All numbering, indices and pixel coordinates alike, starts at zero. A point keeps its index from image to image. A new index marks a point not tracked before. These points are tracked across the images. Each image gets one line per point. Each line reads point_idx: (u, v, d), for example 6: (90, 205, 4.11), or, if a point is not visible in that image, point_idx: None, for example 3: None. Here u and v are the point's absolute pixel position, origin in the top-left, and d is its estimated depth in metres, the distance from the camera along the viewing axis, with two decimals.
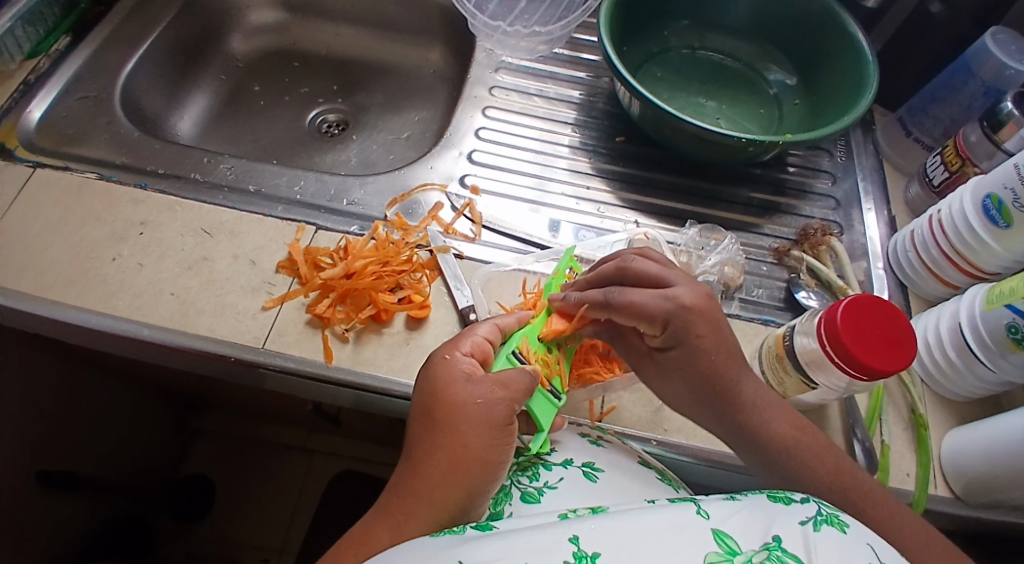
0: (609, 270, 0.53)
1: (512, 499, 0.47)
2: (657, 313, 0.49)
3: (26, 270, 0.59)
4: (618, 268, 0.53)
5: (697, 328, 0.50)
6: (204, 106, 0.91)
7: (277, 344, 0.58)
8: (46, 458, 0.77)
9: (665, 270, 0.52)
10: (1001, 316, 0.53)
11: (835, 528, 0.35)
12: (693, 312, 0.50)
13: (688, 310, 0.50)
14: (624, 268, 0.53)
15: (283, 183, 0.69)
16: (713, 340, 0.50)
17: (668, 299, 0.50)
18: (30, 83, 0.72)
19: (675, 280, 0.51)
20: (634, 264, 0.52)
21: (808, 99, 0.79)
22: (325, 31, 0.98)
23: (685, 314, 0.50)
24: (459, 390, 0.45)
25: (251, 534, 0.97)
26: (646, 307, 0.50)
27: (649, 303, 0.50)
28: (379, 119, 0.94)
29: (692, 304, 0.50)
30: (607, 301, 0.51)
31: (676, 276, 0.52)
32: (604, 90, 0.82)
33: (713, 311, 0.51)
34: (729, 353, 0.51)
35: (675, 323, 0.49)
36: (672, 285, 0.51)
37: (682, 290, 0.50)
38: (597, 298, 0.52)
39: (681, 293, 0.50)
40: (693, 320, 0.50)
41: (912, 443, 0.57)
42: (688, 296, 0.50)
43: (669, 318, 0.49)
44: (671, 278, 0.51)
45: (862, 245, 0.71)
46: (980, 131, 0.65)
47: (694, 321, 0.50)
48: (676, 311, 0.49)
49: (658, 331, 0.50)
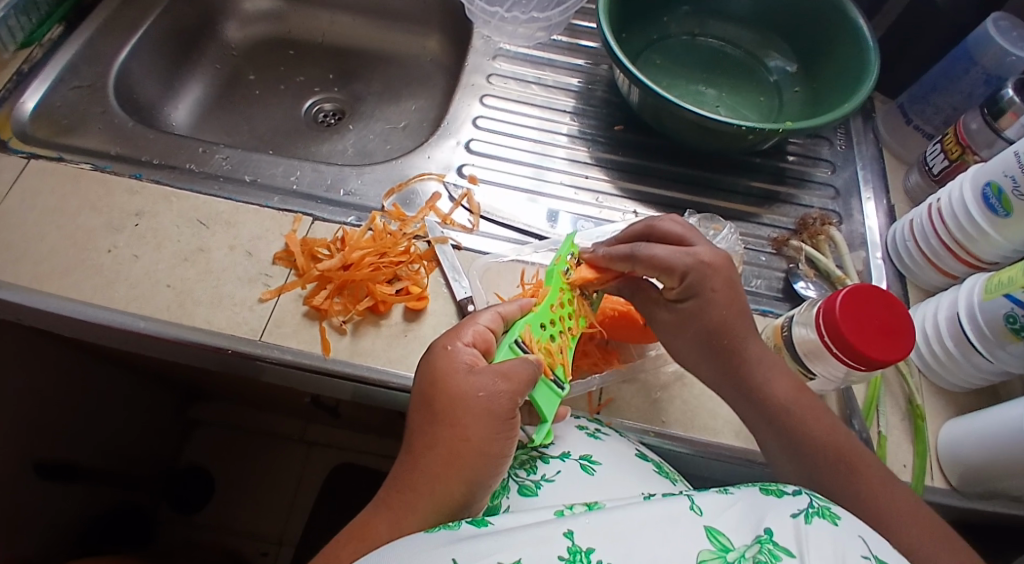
0: (638, 229, 0.55)
1: (509, 492, 0.47)
2: (677, 266, 0.51)
3: (22, 260, 0.59)
4: (647, 227, 0.55)
5: (712, 283, 0.51)
6: (200, 94, 0.90)
7: (274, 336, 0.58)
8: (44, 447, 0.77)
9: (689, 232, 0.54)
10: (999, 306, 0.53)
11: (826, 521, 0.35)
12: (711, 268, 0.51)
13: (706, 266, 0.51)
14: (651, 229, 0.55)
15: (280, 173, 0.69)
16: (727, 295, 0.52)
17: (689, 254, 0.51)
18: (23, 72, 0.71)
19: (697, 240, 0.53)
20: (660, 224, 0.54)
21: (808, 87, 0.78)
22: (321, 19, 0.97)
23: (702, 268, 0.51)
24: (461, 382, 0.45)
25: (250, 522, 0.97)
26: (667, 259, 0.51)
27: (672, 256, 0.51)
28: (376, 108, 0.93)
29: (711, 261, 0.52)
30: (631, 253, 0.53)
31: (699, 238, 0.53)
32: (603, 78, 0.81)
33: (731, 270, 0.53)
34: (741, 310, 0.52)
35: (692, 276, 0.51)
36: (694, 244, 0.53)
37: (702, 249, 0.52)
38: (621, 251, 0.54)
39: (703, 251, 0.52)
40: (711, 274, 0.51)
41: (908, 434, 0.57)
42: (709, 254, 0.52)
43: (689, 271, 0.51)
44: (694, 239, 0.53)
45: (861, 234, 0.71)
46: (981, 118, 0.64)
47: (711, 276, 0.51)
48: (696, 265, 0.51)
49: (676, 284, 0.52)
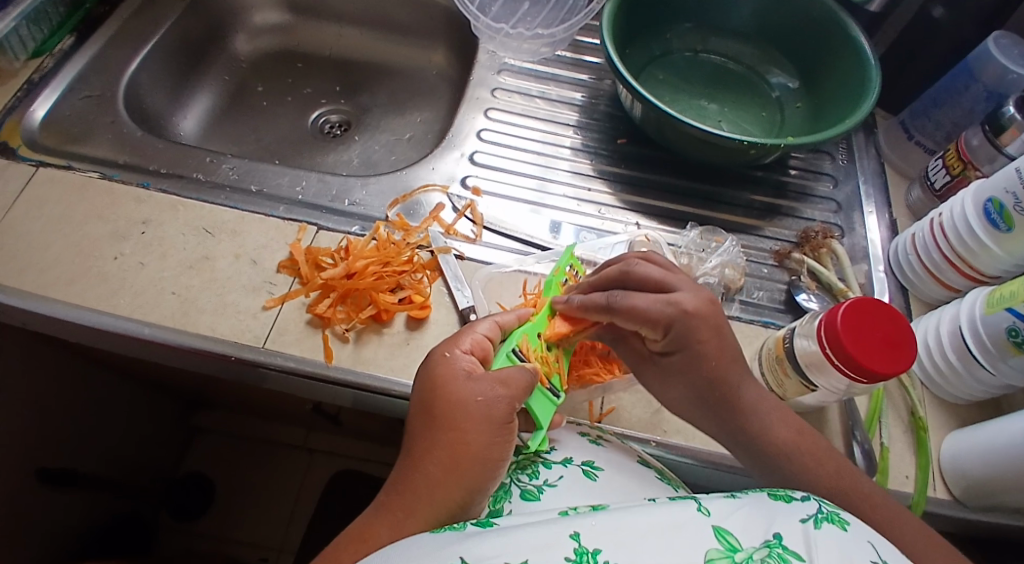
0: (612, 274, 0.54)
1: (511, 497, 0.47)
2: (660, 319, 0.50)
3: (28, 267, 0.59)
4: (622, 272, 0.54)
5: (699, 334, 0.51)
6: (208, 105, 0.91)
7: (277, 343, 0.58)
8: (45, 454, 0.77)
9: (668, 275, 0.53)
10: (1001, 320, 0.53)
11: (835, 526, 0.35)
12: (695, 319, 0.51)
13: (689, 315, 0.50)
14: (626, 272, 0.53)
15: (285, 183, 0.70)
16: (716, 346, 0.51)
17: (670, 304, 0.51)
18: (34, 82, 0.72)
19: (677, 284, 0.52)
20: (635, 269, 0.53)
21: (810, 102, 0.79)
22: (329, 33, 0.99)
23: (687, 320, 0.50)
24: (460, 388, 0.45)
25: (249, 532, 0.97)
26: (647, 311, 0.51)
27: (651, 307, 0.51)
28: (381, 120, 0.94)
29: (695, 309, 0.51)
30: (608, 304, 0.52)
31: (680, 280, 0.53)
32: (607, 92, 0.82)
33: (717, 317, 0.52)
34: (733, 359, 0.52)
35: (676, 328, 0.50)
36: (676, 290, 0.52)
37: (685, 296, 0.51)
38: (598, 301, 0.52)
39: (684, 299, 0.51)
40: (694, 324, 0.50)
41: (912, 446, 0.57)
42: (691, 302, 0.51)
43: (671, 324, 0.50)
44: (675, 282, 0.52)
45: (863, 247, 0.71)
46: (982, 135, 0.65)
47: (695, 326, 0.51)
48: (679, 316, 0.50)
49: (660, 335, 0.51)
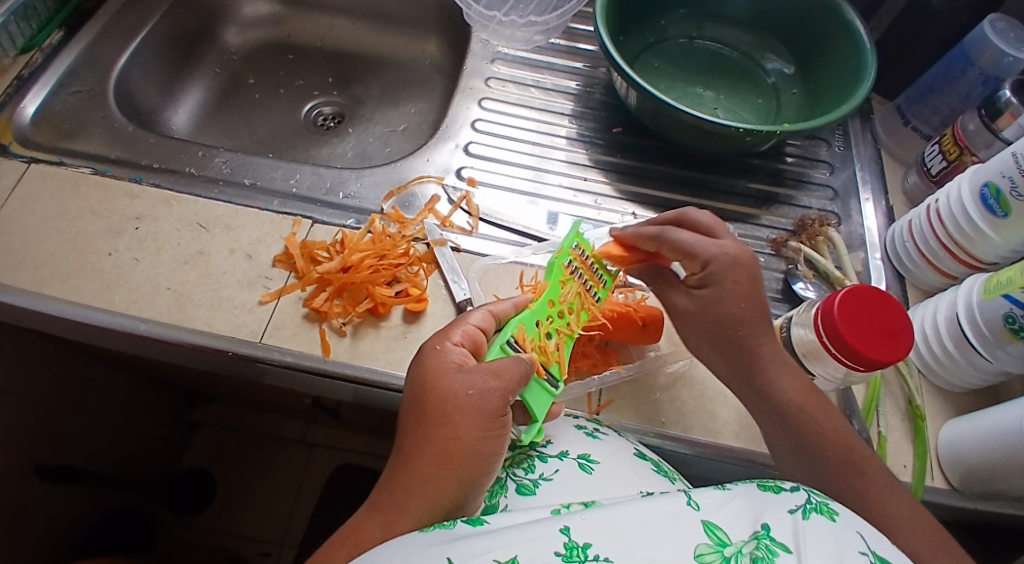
0: (670, 217, 0.58)
1: (507, 492, 0.47)
2: (701, 252, 0.53)
3: (22, 264, 0.59)
4: (677, 216, 0.57)
5: (734, 276, 0.52)
6: (200, 97, 0.91)
7: (274, 338, 0.58)
8: (45, 451, 0.77)
9: (718, 226, 0.56)
10: (997, 307, 0.53)
11: (824, 517, 0.36)
12: (734, 262, 0.53)
13: (732, 259, 0.53)
14: (682, 218, 0.57)
15: (280, 176, 0.69)
16: (749, 292, 0.53)
17: (716, 245, 0.54)
18: (23, 77, 0.71)
19: (722, 234, 0.55)
20: (690, 216, 0.57)
21: (806, 88, 0.78)
22: (321, 24, 0.98)
23: (726, 262, 0.53)
24: (451, 381, 0.45)
25: (251, 526, 0.97)
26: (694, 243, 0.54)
27: (697, 241, 0.54)
28: (376, 111, 0.94)
29: (737, 255, 0.53)
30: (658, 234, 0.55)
31: (726, 233, 0.56)
32: (601, 81, 0.82)
33: (753, 269, 0.54)
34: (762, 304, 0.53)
35: (714, 265, 0.53)
36: (721, 238, 0.55)
37: (730, 242, 0.54)
38: (649, 232, 0.55)
39: (728, 244, 0.54)
40: (732, 268, 0.53)
41: (908, 434, 0.57)
42: (736, 248, 0.54)
43: (712, 262, 0.53)
44: (720, 232, 0.56)
45: (860, 235, 0.71)
46: (979, 119, 0.64)
47: (734, 268, 0.53)
48: (722, 257, 0.53)
49: (698, 270, 0.54)
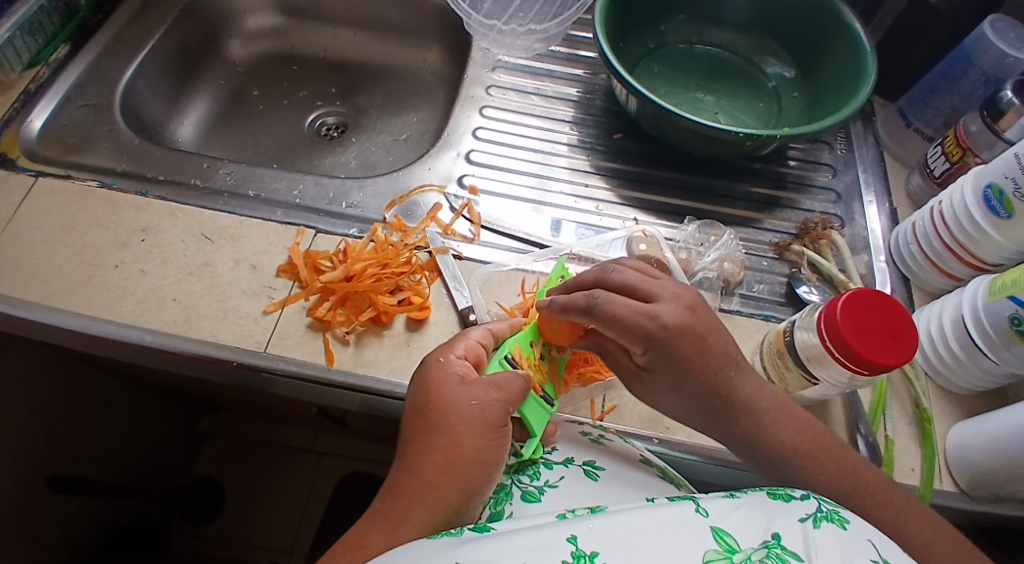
0: (589, 278, 0.52)
1: (512, 498, 0.47)
2: (640, 333, 0.48)
3: (30, 276, 0.60)
4: (598, 276, 0.52)
5: (681, 351, 0.48)
6: (205, 110, 0.92)
7: (279, 348, 0.58)
8: (57, 463, 0.77)
9: (646, 281, 0.50)
10: (1003, 308, 0.53)
11: (835, 525, 0.35)
12: (678, 335, 0.48)
13: (669, 332, 0.48)
14: (603, 277, 0.51)
15: (283, 187, 0.70)
16: (701, 359, 0.49)
17: (649, 316, 0.48)
18: (30, 92, 0.72)
19: (655, 295, 0.49)
20: (613, 274, 0.51)
21: (807, 91, 0.78)
22: (323, 35, 0.98)
23: (670, 337, 0.48)
24: (453, 392, 0.46)
25: (260, 535, 0.97)
26: (627, 321, 0.48)
27: (630, 316, 0.48)
28: (378, 121, 0.94)
29: (674, 323, 0.48)
30: (588, 308, 0.49)
31: (659, 289, 0.50)
32: (602, 87, 0.82)
33: (700, 325, 0.49)
34: (723, 358, 0.49)
35: (655, 346, 0.48)
36: (656, 302, 0.49)
37: (665, 308, 0.49)
38: (580, 303, 0.49)
39: (663, 311, 0.48)
40: (676, 342, 0.48)
41: (916, 437, 0.57)
42: (671, 316, 0.48)
43: (650, 338, 0.48)
44: (654, 292, 0.50)
45: (864, 238, 0.71)
46: (981, 120, 0.64)
47: (678, 342, 0.48)
48: (659, 333, 0.48)
49: (640, 350, 0.49)
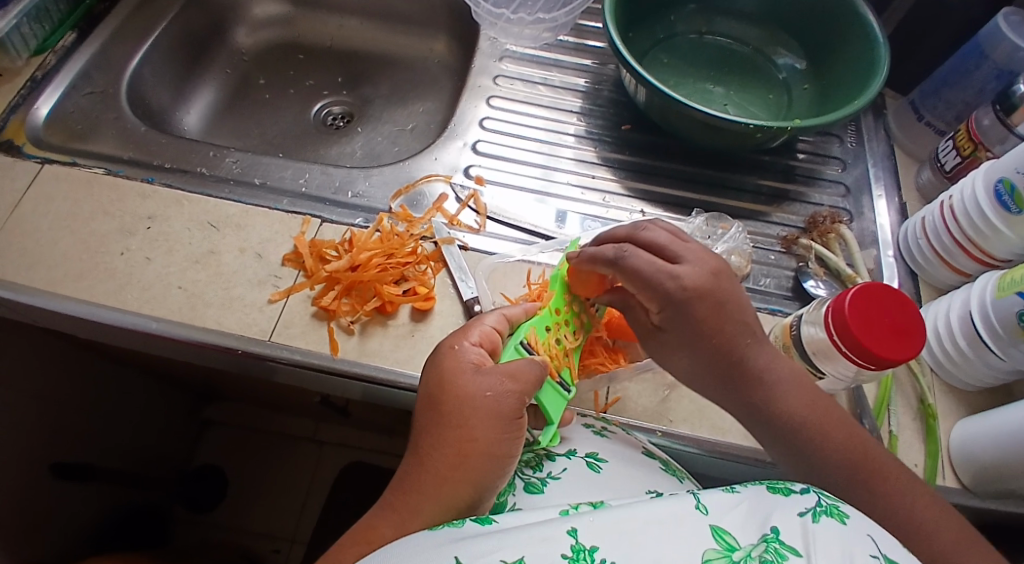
0: (621, 233, 0.52)
1: (515, 490, 0.47)
2: (660, 292, 0.49)
3: (36, 263, 0.60)
4: (630, 232, 0.52)
5: (699, 311, 0.49)
6: (212, 98, 0.91)
7: (283, 337, 0.58)
8: (61, 449, 0.78)
9: (675, 242, 0.51)
10: (1012, 304, 0.52)
11: (834, 519, 0.35)
12: (699, 295, 0.49)
13: (688, 294, 0.48)
14: (633, 234, 0.52)
15: (289, 176, 0.70)
16: (716, 323, 0.49)
17: (674, 277, 0.49)
18: (37, 78, 0.72)
19: (682, 256, 0.50)
20: (644, 232, 0.52)
21: (817, 83, 0.77)
22: (329, 24, 0.98)
23: (691, 298, 0.48)
24: (467, 383, 0.45)
25: (264, 523, 0.98)
26: (649, 278, 0.49)
27: (656, 274, 0.49)
28: (384, 111, 0.94)
29: (694, 286, 0.49)
30: (615, 258, 0.50)
31: (683, 249, 0.50)
32: (610, 78, 0.81)
33: (721, 292, 0.49)
34: (738, 322, 0.49)
35: (675, 306, 0.49)
36: (680, 263, 0.50)
37: (687, 270, 0.49)
38: (608, 253, 0.50)
39: (684, 273, 0.49)
40: (695, 303, 0.49)
41: (920, 433, 0.57)
42: (693, 279, 0.49)
43: (671, 298, 0.49)
44: (680, 252, 0.50)
45: (872, 232, 0.70)
46: (993, 115, 0.63)
47: (696, 304, 0.49)
48: (679, 294, 0.48)
49: (656, 309, 0.50)
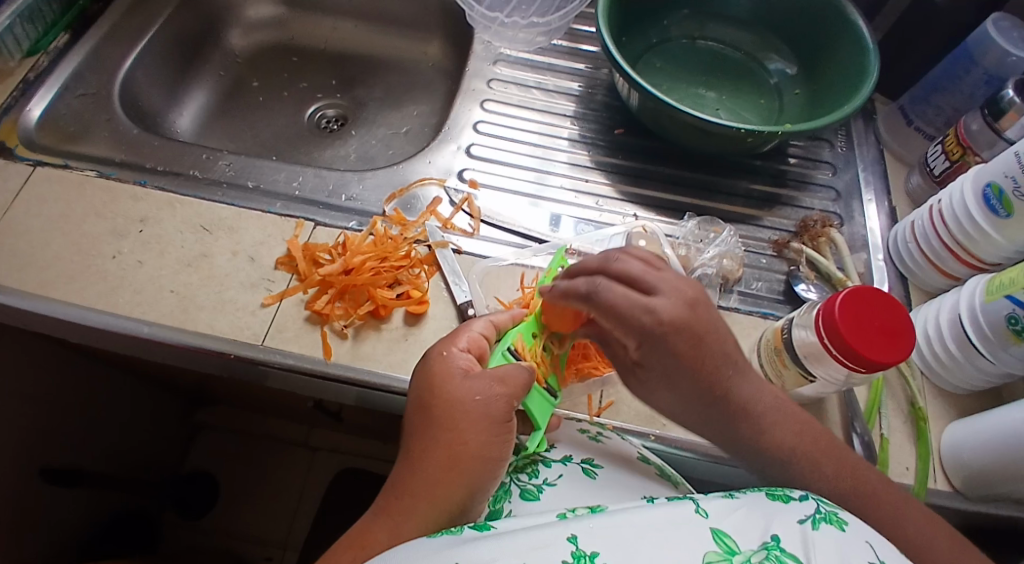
0: (592, 265, 0.51)
1: (511, 497, 0.47)
2: (636, 324, 0.48)
3: (27, 265, 0.59)
4: (602, 263, 0.50)
5: (676, 347, 0.48)
6: (204, 100, 0.91)
7: (276, 340, 0.58)
8: (51, 452, 0.77)
9: (650, 272, 0.49)
10: (1000, 308, 0.53)
11: (833, 527, 0.35)
12: (677, 330, 0.47)
13: (665, 329, 0.47)
14: (607, 266, 0.50)
15: (282, 179, 0.69)
16: (695, 358, 0.48)
17: (647, 311, 0.47)
18: (28, 80, 0.72)
19: (658, 287, 0.48)
20: (617, 263, 0.50)
21: (809, 89, 0.78)
22: (324, 27, 0.98)
23: (669, 332, 0.47)
24: (457, 387, 0.46)
25: (257, 526, 0.98)
26: (623, 313, 0.48)
27: (629, 306, 0.47)
28: (378, 114, 0.94)
29: (671, 321, 0.47)
30: (588, 294, 0.49)
31: (659, 278, 0.49)
32: (603, 82, 0.82)
33: (699, 324, 0.48)
34: (723, 356, 0.49)
35: (653, 340, 0.48)
36: (656, 294, 0.48)
37: (664, 302, 0.48)
38: (580, 288, 0.49)
39: (660, 307, 0.47)
40: (671, 337, 0.47)
41: (911, 436, 0.57)
42: (669, 312, 0.47)
43: (645, 333, 0.48)
44: (655, 283, 0.48)
45: (863, 236, 0.71)
46: (982, 119, 0.64)
47: (674, 339, 0.47)
48: (655, 330, 0.47)
49: (635, 343, 0.49)
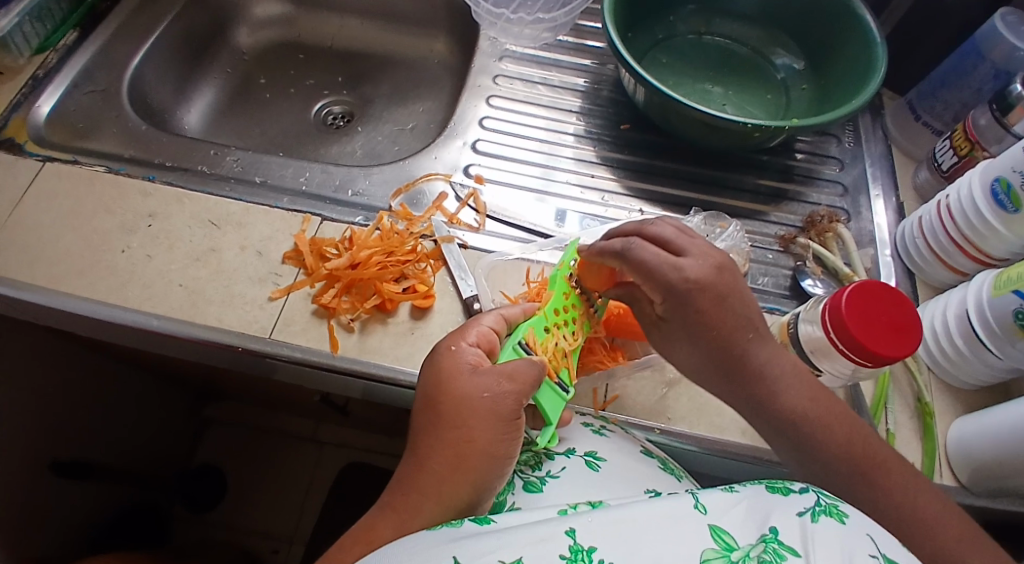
0: (630, 229, 0.53)
1: (514, 489, 0.48)
2: (663, 282, 0.49)
3: (37, 260, 0.60)
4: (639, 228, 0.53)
5: (698, 303, 0.49)
6: (212, 97, 0.92)
7: (284, 334, 0.59)
8: (61, 447, 0.78)
9: (681, 238, 0.51)
10: (1007, 302, 0.53)
11: (834, 519, 0.35)
12: (700, 287, 0.49)
13: (691, 284, 0.49)
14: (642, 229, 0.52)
15: (289, 174, 0.70)
16: (716, 315, 0.49)
17: (676, 269, 0.49)
18: (38, 77, 0.72)
19: (689, 250, 0.50)
20: (652, 227, 0.52)
21: (816, 84, 0.78)
22: (331, 24, 0.98)
23: (694, 289, 0.49)
24: (465, 383, 0.46)
25: (264, 520, 0.98)
26: (653, 269, 0.49)
27: (660, 265, 0.49)
28: (384, 110, 0.94)
29: (696, 278, 0.49)
30: (622, 251, 0.51)
31: (689, 244, 0.51)
32: (609, 78, 0.82)
33: (722, 284, 0.50)
34: (743, 320, 0.50)
35: (678, 295, 0.49)
36: (685, 256, 0.50)
37: (692, 264, 0.49)
38: (615, 246, 0.51)
39: (689, 265, 0.49)
40: (696, 294, 0.49)
41: (918, 431, 0.57)
42: (696, 271, 0.49)
43: (672, 289, 0.49)
44: (686, 247, 0.50)
45: (870, 231, 0.71)
46: (990, 114, 0.64)
47: (699, 296, 0.49)
48: (682, 285, 0.49)
49: (659, 299, 0.51)
